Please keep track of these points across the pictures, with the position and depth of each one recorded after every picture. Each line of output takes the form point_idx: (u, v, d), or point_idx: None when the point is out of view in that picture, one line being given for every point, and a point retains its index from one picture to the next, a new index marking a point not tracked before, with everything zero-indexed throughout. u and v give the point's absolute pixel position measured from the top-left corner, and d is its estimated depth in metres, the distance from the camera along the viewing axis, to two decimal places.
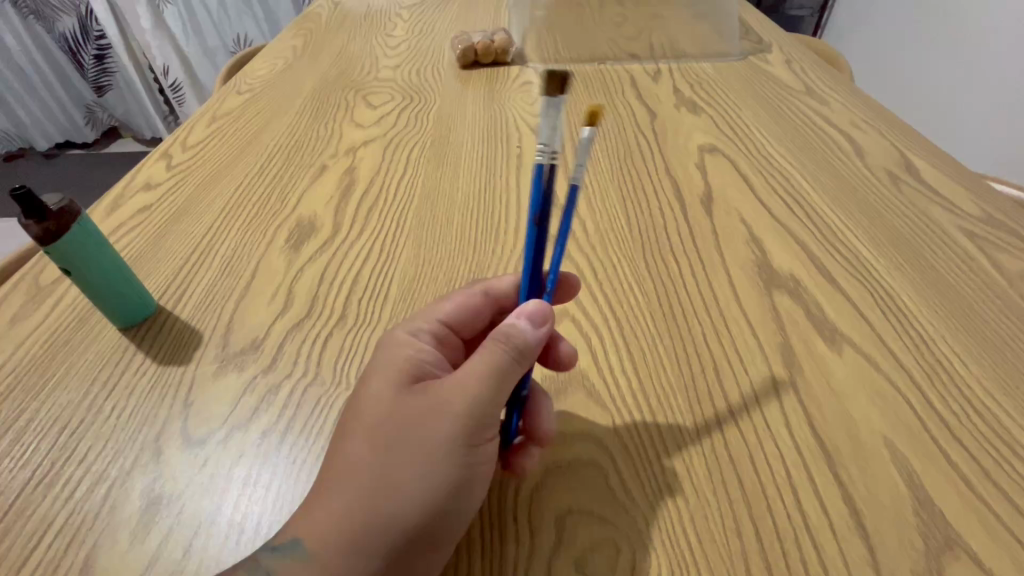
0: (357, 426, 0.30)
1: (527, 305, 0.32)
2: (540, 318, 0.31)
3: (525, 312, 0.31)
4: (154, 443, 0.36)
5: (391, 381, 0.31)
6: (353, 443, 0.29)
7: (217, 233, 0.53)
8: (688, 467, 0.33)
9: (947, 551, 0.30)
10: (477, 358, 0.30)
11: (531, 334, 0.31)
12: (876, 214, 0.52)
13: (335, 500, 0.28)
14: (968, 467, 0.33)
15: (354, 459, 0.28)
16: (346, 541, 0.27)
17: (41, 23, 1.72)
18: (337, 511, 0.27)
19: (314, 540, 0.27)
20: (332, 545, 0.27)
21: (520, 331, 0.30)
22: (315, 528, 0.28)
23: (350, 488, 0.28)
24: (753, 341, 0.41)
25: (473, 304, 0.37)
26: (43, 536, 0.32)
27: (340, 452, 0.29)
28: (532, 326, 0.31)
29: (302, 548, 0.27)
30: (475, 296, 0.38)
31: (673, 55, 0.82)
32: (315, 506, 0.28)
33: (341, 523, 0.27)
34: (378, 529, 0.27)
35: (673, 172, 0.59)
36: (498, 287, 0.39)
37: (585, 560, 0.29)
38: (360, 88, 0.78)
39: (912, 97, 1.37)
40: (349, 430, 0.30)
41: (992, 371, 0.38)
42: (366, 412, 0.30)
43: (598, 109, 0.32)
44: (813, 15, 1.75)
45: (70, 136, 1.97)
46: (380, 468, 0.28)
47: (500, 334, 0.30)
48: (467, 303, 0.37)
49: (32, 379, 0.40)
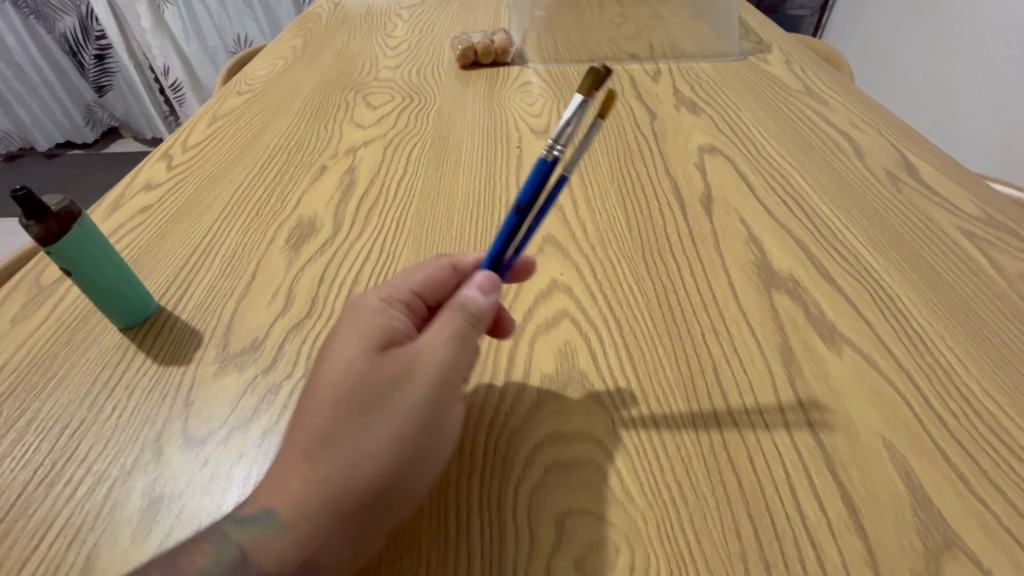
0: (325, 390, 0.30)
1: (477, 276, 0.35)
2: (489, 287, 0.35)
3: (475, 281, 0.35)
4: (155, 443, 0.36)
5: (359, 346, 0.31)
6: (322, 406, 0.29)
7: (217, 234, 0.53)
8: (687, 467, 0.33)
9: (946, 551, 0.30)
10: (441, 325, 0.33)
11: (481, 300, 0.34)
12: (876, 214, 0.52)
13: (306, 464, 0.28)
14: (966, 467, 0.33)
15: (324, 422, 0.28)
16: (321, 502, 0.27)
17: (42, 23, 1.72)
18: (310, 475, 0.27)
19: (286, 508, 0.27)
20: (308, 509, 0.27)
21: (475, 300, 0.34)
22: (287, 494, 0.27)
23: (323, 451, 0.28)
24: (753, 342, 0.41)
25: (437, 274, 0.38)
26: (44, 536, 0.32)
27: (307, 417, 0.29)
28: (482, 294, 0.35)
29: (273, 515, 0.27)
30: (439, 267, 0.38)
31: (672, 55, 0.83)
32: (284, 471, 0.28)
33: (315, 485, 0.27)
34: (354, 488, 0.27)
35: (672, 172, 0.59)
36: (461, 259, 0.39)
37: (584, 560, 0.29)
38: (360, 88, 0.78)
39: (912, 97, 1.37)
40: (316, 394, 0.30)
41: (991, 371, 0.38)
42: (334, 376, 0.30)
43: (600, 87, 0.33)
44: (813, 15, 1.75)
45: (71, 136, 1.97)
46: (353, 430, 0.28)
47: (461, 303, 0.34)
48: (430, 273, 0.38)
49: (33, 379, 0.40)
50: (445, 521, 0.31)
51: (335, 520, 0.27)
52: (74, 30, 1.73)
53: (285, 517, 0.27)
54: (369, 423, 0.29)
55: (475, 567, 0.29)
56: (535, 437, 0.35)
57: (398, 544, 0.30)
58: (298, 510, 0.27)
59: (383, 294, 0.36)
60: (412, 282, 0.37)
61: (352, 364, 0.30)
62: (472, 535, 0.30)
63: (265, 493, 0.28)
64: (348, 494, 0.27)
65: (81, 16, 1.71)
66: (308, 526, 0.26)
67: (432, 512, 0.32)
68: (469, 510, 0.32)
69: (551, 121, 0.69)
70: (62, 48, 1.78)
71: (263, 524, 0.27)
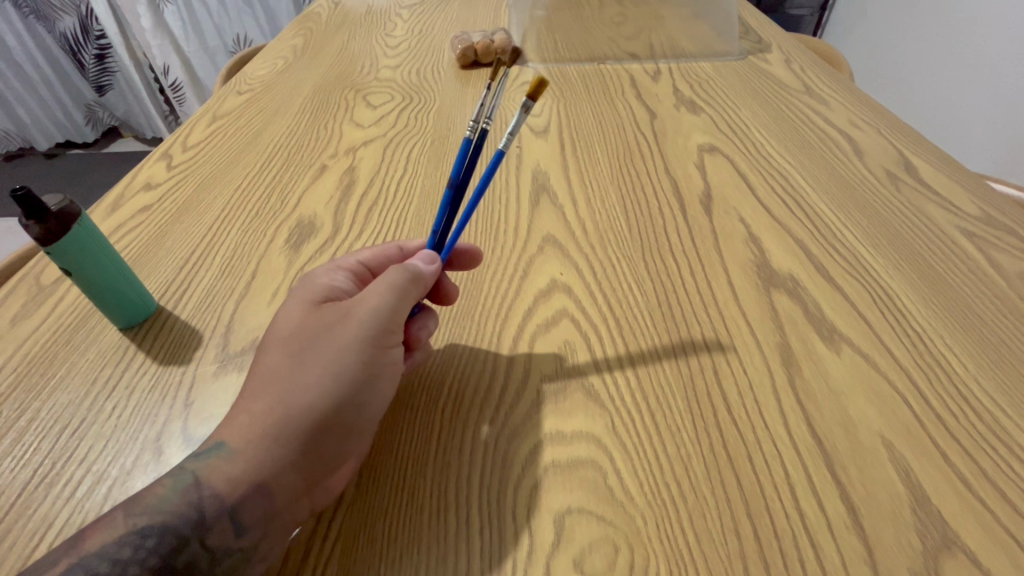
0: (274, 343, 0.34)
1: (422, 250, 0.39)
2: (431, 258, 0.38)
3: (419, 256, 0.38)
4: (155, 443, 0.36)
5: (305, 306, 0.36)
6: (271, 356, 0.33)
7: (217, 234, 0.53)
8: (686, 466, 0.33)
9: (945, 550, 0.30)
10: (377, 279, 0.36)
11: (424, 268, 0.37)
12: (875, 214, 0.52)
13: (255, 400, 0.32)
14: (965, 466, 0.33)
15: (271, 367, 0.33)
16: (264, 431, 0.31)
17: (41, 22, 1.71)
18: (258, 408, 0.32)
19: (236, 437, 0.31)
20: (253, 438, 0.31)
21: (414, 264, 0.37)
22: (237, 427, 0.31)
23: (269, 390, 0.32)
24: (753, 341, 0.41)
25: (389, 253, 0.42)
26: (44, 536, 0.32)
27: (260, 366, 0.34)
28: (424, 264, 0.38)
29: (224, 444, 0.31)
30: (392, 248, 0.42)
31: (672, 55, 0.83)
32: (238, 411, 0.32)
33: (259, 418, 0.31)
34: (292, 417, 0.31)
35: (672, 172, 0.59)
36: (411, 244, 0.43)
37: (583, 559, 0.29)
38: (359, 88, 0.78)
39: (912, 97, 1.36)
40: (268, 347, 0.34)
41: (990, 370, 0.38)
42: (282, 331, 0.34)
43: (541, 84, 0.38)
44: (813, 15, 1.75)
45: (71, 136, 1.97)
46: (294, 371, 0.32)
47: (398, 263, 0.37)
48: (383, 251, 0.42)
49: (33, 379, 0.40)
50: (444, 519, 0.31)
51: (275, 446, 0.30)
52: (74, 30, 1.73)
53: (234, 445, 0.31)
54: (306, 364, 0.32)
55: (475, 566, 0.29)
56: (535, 436, 0.35)
57: (388, 528, 0.31)
58: (246, 440, 0.31)
59: (336, 266, 0.40)
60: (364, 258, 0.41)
61: (296, 320, 0.35)
62: (472, 534, 0.30)
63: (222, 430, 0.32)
64: (286, 424, 0.31)
65: (81, 16, 1.71)
66: (254, 452, 0.30)
67: (430, 509, 0.32)
68: (468, 508, 0.32)
69: (551, 120, 0.69)
70: (62, 48, 1.78)
71: (215, 453, 0.31)
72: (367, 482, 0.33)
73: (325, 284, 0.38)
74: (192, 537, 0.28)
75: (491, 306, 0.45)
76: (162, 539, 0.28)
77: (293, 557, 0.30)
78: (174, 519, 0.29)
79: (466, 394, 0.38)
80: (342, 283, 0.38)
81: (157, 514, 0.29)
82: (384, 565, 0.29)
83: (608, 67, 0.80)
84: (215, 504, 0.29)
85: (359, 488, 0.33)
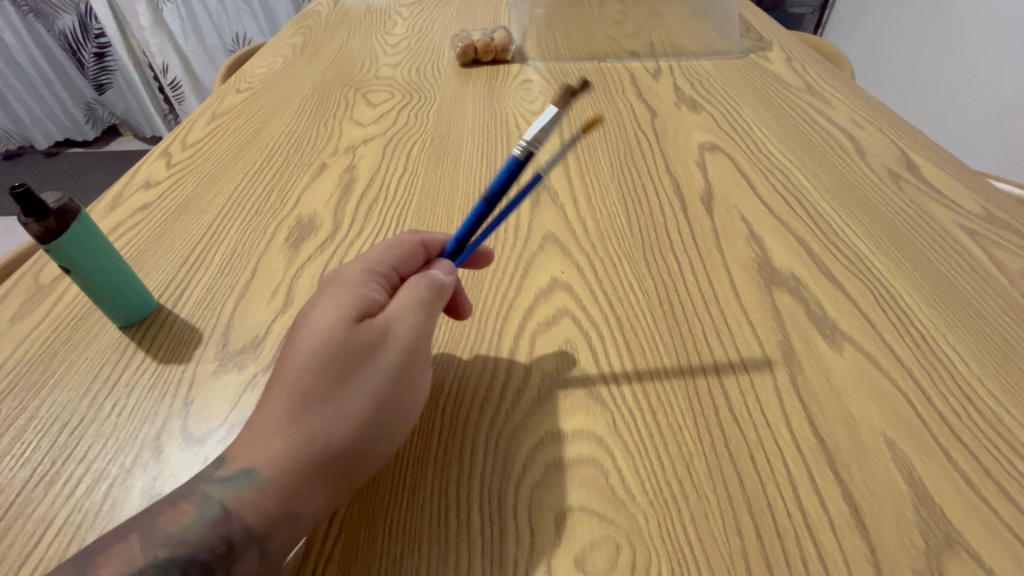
0: (304, 357, 0.30)
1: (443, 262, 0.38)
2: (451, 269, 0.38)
3: (438, 265, 0.37)
4: (155, 442, 0.36)
5: (337, 313, 0.32)
6: (302, 373, 0.30)
7: (217, 232, 0.52)
8: (688, 465, 0.33)
9: (947, 550, 0.29)
10: (414, 297, 0.34)
11: (447, 281, 0.36)
12: (877, 212, 0.52)
13: (291, 431, 0.29)
14: (968, 465, 0.33)
15: (304, 387, 0.29)
16: (301, 461, 0.29)
17: (40, 21, 1.71)
18: (295, 441, 0.29)
19: (270, 468, 0.29)
20: (291, 471, 0.28)
21: (443, 281, 0.36)
22: (267, 454, 0.29)
23: (305, 416, 0.29)
24: (754, 339, 0.41)
25: (412, 249, 0.39)
26: (43, 535, 0.32)
27: (286, 382, 0.30)
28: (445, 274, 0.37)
29: (256, 475, 0.29)
30: (414, 245, 0.39)
31: (673, 53, 0.82)
32: (264, 434, 0.29)
33: (297, 447, 0.29)
34: (334, 448, 0.29)
35: (673, 170, 0.59)
36: (436, 239, 0.41)
37: (585, 558, 0.29)
38: (360, 86, 0.78)
39: (913, 95, 1.36)
40: (295, 360, 0.30)
41: (993, 369, 0.38)
42: (313, 342, 0.30)
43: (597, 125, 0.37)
44: (813, 13, 1.74)
45: (71, 135, 1.97)
46: (335, 395, 0.30)
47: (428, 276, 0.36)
48: (406, 249, 0.39)
49: (32, 378, 0.40)
50: (444, 518, 0.31)
51: (315, 476, 0.29)
52: (73, 28, 1.73)
53: (267, 473, 0.28)
54: (348, 389, 0.30)
55: (476, 566, 0.29)
56: (536, 435, 0.35)
57: (389, 528, 0.31)
58: (280, 469, 0.28)
59: (362, 263, 0.36)
60: (386, 256, 0.37)
61: (330, 331, 0.31)
62: (473, 534, 0.30)
63: (245, 454, 0.29)
64: (328, 456, 0.29)
65: (80, 15, 1.70)
66: (294, 484, 0.28)
67: (431, 509, 0.31)
68: (469, 508, 0.31)
69: None
70: (62, 47, 1.78)
71: (245, 482, 0.29)
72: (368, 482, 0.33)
73: (354, 286, 0.34)
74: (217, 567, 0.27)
75: (492, 305, 0.44)
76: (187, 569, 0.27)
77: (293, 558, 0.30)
78: (178, 522, 0.28)
79: (468, 393, 0.38)
80: (371, 285, 0.35)
81: (181, 545, 0.27)
82: (385, 565, 0.29)
83: (609, 65, 0.80)
84: (219, 501, 0.29)
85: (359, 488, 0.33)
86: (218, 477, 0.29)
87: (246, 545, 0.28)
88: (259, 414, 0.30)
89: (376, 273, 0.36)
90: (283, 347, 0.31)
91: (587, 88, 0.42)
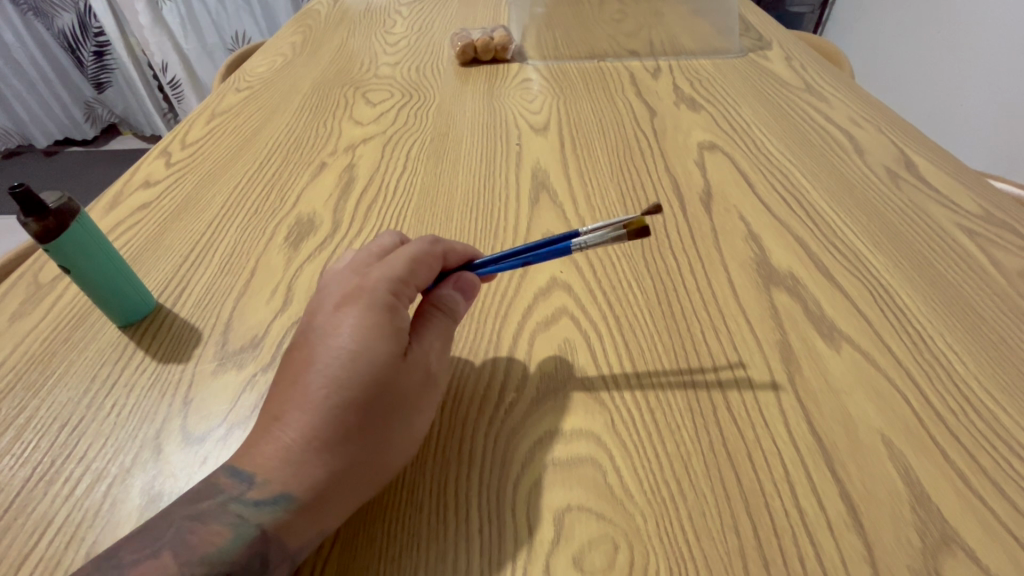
0: (355, 392, 0.30)
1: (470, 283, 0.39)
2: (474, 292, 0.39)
3: (463, 282, 0.39)
4: (154, 440, 0.36)
5: (383, 346, 0.32)
6: (352, 407, 0.30)
7: (216, 231, 0.53)
8: (686, 464, 0.33)
9: (944, 549, 0.29)
10: (440, 330, 0.36)
11: (465, 306, 0.39)
12: (875, 211, 0.52)
13: (332, 460, 0.30)
14: (966, 465, 0.33)
15: (354, 422, 0.30)
16: (341, 487, 0.30)
17: (39, 20, 1.70)
18: (334, 468, 0.30)
19: (307, 493, 0.29)
20: (330, 495, 0.30)
21: (463, 307, 0.38)
22: (308, 481, 0.29)
23: (352, 448, 0.30)
24: (752, 338, 0.41)
25: (433, 263, 0.38)
26: (43, 534, 0.32)
27: (334, 415, 0.30)
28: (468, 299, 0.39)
29: (292, 499, 0.29)
30: (434, 257, 0.38)
31: (673, 53, 0.82)
32: (306, 461, 0.29)
33: (338, 475, 0.30)
34: (371, 474, 0.31)
35: (672, 169, 0.59)
36: (453, 250, 0.40)
37: (583, 558, 0.29)
38: (359, 85, 0.78)
39: (912, 94, 1.36)
40: (343, 393, 0.30)
41: (989, 368, 0.38)
42: (363, 377, 0.31)
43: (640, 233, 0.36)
44: (814, 12, 1.74)
45: (70, 133, 1.97)
46: (381, 430, 0.31)
47: (450, 308, 0.38)
48: (428, 262, 0.37)
49: (32, 376, 0.40)
50: (444, 517, 0.31)
51: (353, 500, 0.30)
52: (72, 26, 1.72)
53: (308, 499, 0.29)
54: (393, 423, 0.32)
55: (474, 566, 0.29)
56: (535, 435, 0.35)
57: (389, 528, 0.31)
58: (323, 495, 0.29)
59: (393, 282, 0.35)
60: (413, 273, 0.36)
61: (379, 366, 0.31)
62: (471, 533, 0.30)
63: (280, 477, 0.29)
64: (368, 483, 0.31)
65: (80, 13, 1.70)
66: (329, 507, 0.30)
67: (431, 508, 0.32)
68: (468, 507, 0.32)
69: (550, 118, 0.69)
70: (61, 46, 1.77)
71: (281, 506, 0.29)
72: None
73: (390, 312, 0.33)
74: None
75: (492, 304, 0.45)
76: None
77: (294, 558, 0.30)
78: (195, 528, 0.29)
79: (466, 392, 0.38)
80: (402, 310, 0.34)
81: (219, 566, 0.28)
82: (385, 565, 0.29)
83: (608, 64, 0.80)
84: (223, 501, 0.29)
85: None
86: (251, 499, 0.29)
87: (252, 546, 0.28)
88: (294, 438, 0.30)
89: (404, 293, 0.35)
90: (323, 373, 0.30)
91: (658, 212, 0.39)
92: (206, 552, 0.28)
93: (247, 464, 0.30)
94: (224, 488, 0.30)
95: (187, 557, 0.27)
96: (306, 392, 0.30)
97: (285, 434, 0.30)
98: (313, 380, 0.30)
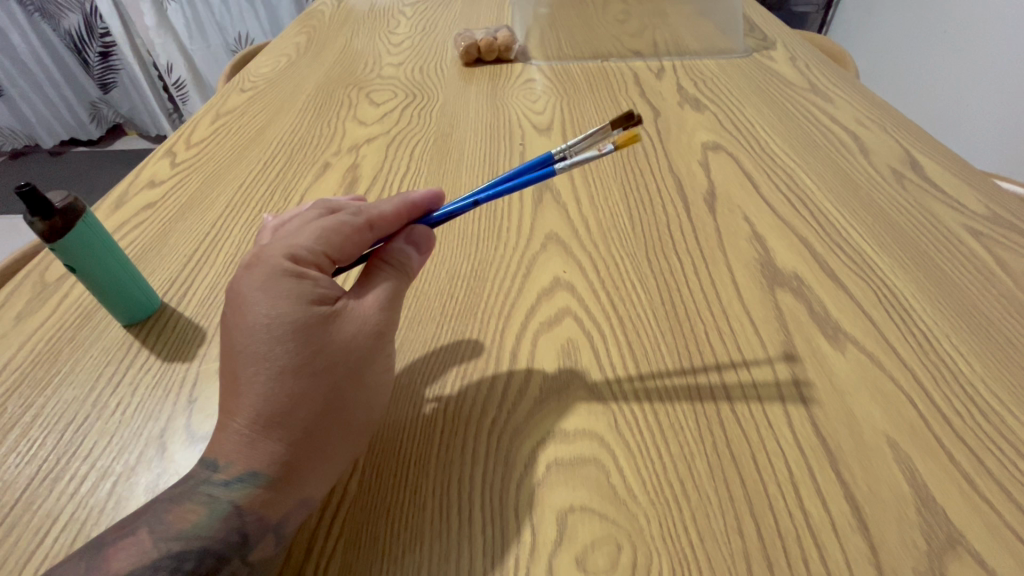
0: (286, 361, 0.30)
1: (418, 235, 0.39)
2: (424, 246, 0.39)
3: (403, 240, 0.38)
4: (159, 438, 0.36)
5: (300, 310, 0.31)
6: (286, 378, 0.30)
7: (222, 230, 0.53)
8: (689, 464, 0.33)
9: (950, 551, 0.29)
10: (374, 284, 0.35)
11: (416, 258, 0.38)
12: (880, 212, 0.52)
13: (285, 430, 0.30)
14: (971, 467, 0.33)
15: (291, 387, 0.30)
16: (302, 453, 0.30)
17: (46, 21, 1.72)
18: (288, 437, 0.30)
19: (274, 469, 0.29)
20: (294, 463, 0.30)
21: (410, 260, 0.38)
22: (270, 455, 0.29)
23: (300, 414, 0.30)
24: (755, 339, 0.41)
25: (355, 234, 0.37)
26: (49, 530, 0.32)
27: (272, 390, 0.30)
28: (417, 254, 0.39)
29: (261, 480, 0.29)
30: (356, 229, 0.37)
31: (676, 52, 0.83)
32: (261, 438, 0.29)
33: (295, 445, 0.30)
34: (330, 432, 0.31)
35: (676, 169, 0.59)
36: (379, 216, 0.38)
37: (585, 558, 0.29)
38: (364, 86, 0.78)
39: (917, 93, 1.36)
40: (272, 368, 0.30)
41: (996, 370, 0.38)
42: (289, 343, 0.30)
43: (630, 139, 0.36)
44: (818, 11, 1.74)
45: (76, 134, 1.99)
46: (328, 388, 0.31)
47: (396, 262, 0.37)
48: (347, 231, 0.37)
49: (38, 375, 0.41)
50: (445, 516, 0.31)
51: (323, 464, 0.31)
52: (79, 28, 1.73)
53: (276, 472, 0.29)
54: (338, 382, 0.31)
55: (476, 565, 0.29)
56: (537, 435, 0.35)
57: (390, 525, 0.31)
58: (289, 464, 0.30)
59: (295, 250, 0.34)
60: (318, 236, 0.35)
61: (300, 328, 0.31)
62: (474, 532, 0.30)
63: (242, 457, 0.29)
64: (331, 445, 0.31)
65: (86, 15, 1.71)
66: (298, 475, 0.30)
67: (433, 507, 0.32)
68: (470, 506, 0.32)
69: (554, 118, 0.69)
70: (67, 47, 1.79)
71: (249, 482, 0.29)
72: (368, 479, 0.33)
73: (297, 277, 0.32)
74: (233, 556, 0.28)
75: (494, 303, 0.44)
76: (201, 564, 0.27)
77: (297, 554, 0.30)
78: (192, 514, 0.29)
79: (470, 393, 0.38)
80: (314, 273, 0.33)
81: (195, 540, 0.28)
82: (388, 563, 0.29)
83: (611, 64, 0.80)
84: (197, 484, 0.30)
85: (361, 486, 0.33)
86: (220, 479, 0.29)
87: (224, 529, 0.28)
88: (245, 418, 0.30)
89: (309, 256, 0.34)
90: (249, 352, 0.30)
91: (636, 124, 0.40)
92: (183, 528, 0.28)
93: (213, 451, 0.30)
94: (197, 471, 0.30)
95: (164, 534, 0.28)
96: (240, 375, 0.30)
97: (234, 418, 0.30)
98: (244, 362, 0.30)
